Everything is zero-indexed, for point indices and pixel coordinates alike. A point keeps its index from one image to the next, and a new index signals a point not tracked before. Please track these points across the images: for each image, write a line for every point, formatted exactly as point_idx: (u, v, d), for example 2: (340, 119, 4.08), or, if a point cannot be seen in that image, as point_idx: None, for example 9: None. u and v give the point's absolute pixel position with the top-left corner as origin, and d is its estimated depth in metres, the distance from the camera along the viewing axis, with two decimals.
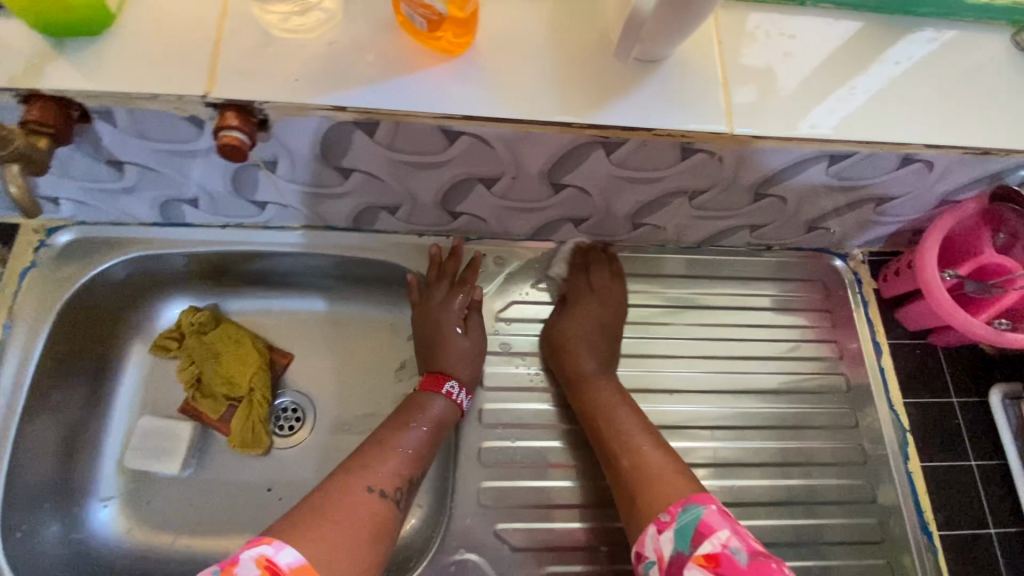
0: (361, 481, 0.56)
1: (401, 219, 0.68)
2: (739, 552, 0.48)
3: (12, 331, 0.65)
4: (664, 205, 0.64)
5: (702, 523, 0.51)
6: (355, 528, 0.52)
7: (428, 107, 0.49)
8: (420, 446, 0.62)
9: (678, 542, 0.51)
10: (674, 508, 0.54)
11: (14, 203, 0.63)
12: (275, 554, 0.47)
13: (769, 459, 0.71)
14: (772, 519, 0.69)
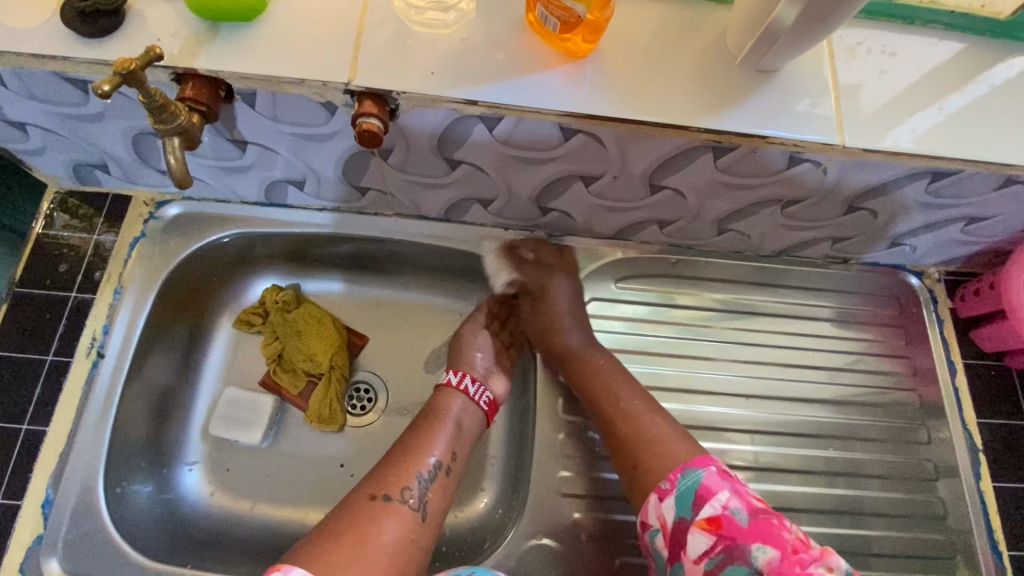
0: (362, 492, 0.59)
1: (492, 213, 0.70)
2: (739, 512, 0.52)
3: (121, 298, 0.67)
4: (754, 212, 0.65)
5: (702, 488, 0.54)
6: (369, 541, 0.55)
7: (553, 104, 0.51)
8: (426, 445, 0.64)
9: (679, 508, 0.55)
10: (672, 475, 0.57)
11: (133, 174, 0.66)
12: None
13: (815, 467, 0.72)
14: (814, 526, 0.69)
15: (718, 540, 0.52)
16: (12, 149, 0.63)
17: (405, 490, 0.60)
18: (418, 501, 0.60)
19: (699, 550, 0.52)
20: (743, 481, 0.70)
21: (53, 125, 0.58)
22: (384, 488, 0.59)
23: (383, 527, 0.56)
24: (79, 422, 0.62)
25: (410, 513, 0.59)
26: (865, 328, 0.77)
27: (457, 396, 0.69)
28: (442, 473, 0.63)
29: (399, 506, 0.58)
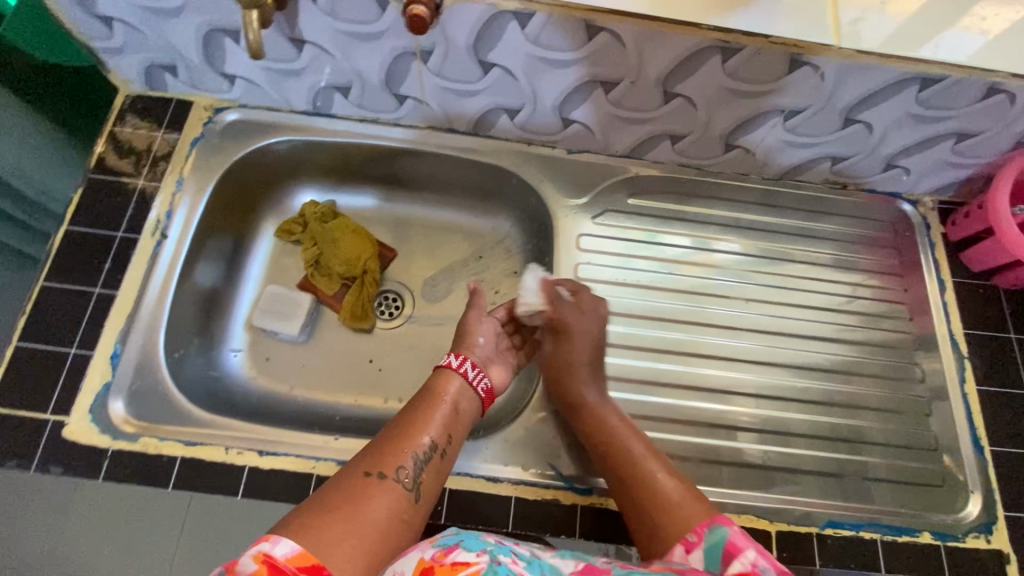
0: (355, 468, 0.54)
1: (518, 126, 0.77)
2: (767, 572, 0.48)
3: (182, 189, 0.74)
4: (759, 125, 0.72)
5: (730, 544, 0.51)
6: (359, 517, 0.50)
7: (579, 1, 0.58)
8: (425, 424, 0.60)
9: (708, 561, 0.52)
10: (700, 528, 0.55)
11: (199, 77, 0.74)
12: (273, 548, 0.45)
13: (814, 396, 0.75)
14: (811, 448, 0.72)
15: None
16: (95, 48, 0.71)
17: (400, 469, 0.55)
18: (414, 481, 0.55)
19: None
20: (735, 374, 0.76)
21: (135, 21, 0.66)
22: (379, 466, 0.55)
23: (375, 502, 0.52)
24: (144, 289, 0.69)
25: (406, 492, 0.54)
26: (860, 249, 0.83)
27: (454, 376, 0.66)
28: (440, 455, 0.59)
29: (394, 484, 0.54)
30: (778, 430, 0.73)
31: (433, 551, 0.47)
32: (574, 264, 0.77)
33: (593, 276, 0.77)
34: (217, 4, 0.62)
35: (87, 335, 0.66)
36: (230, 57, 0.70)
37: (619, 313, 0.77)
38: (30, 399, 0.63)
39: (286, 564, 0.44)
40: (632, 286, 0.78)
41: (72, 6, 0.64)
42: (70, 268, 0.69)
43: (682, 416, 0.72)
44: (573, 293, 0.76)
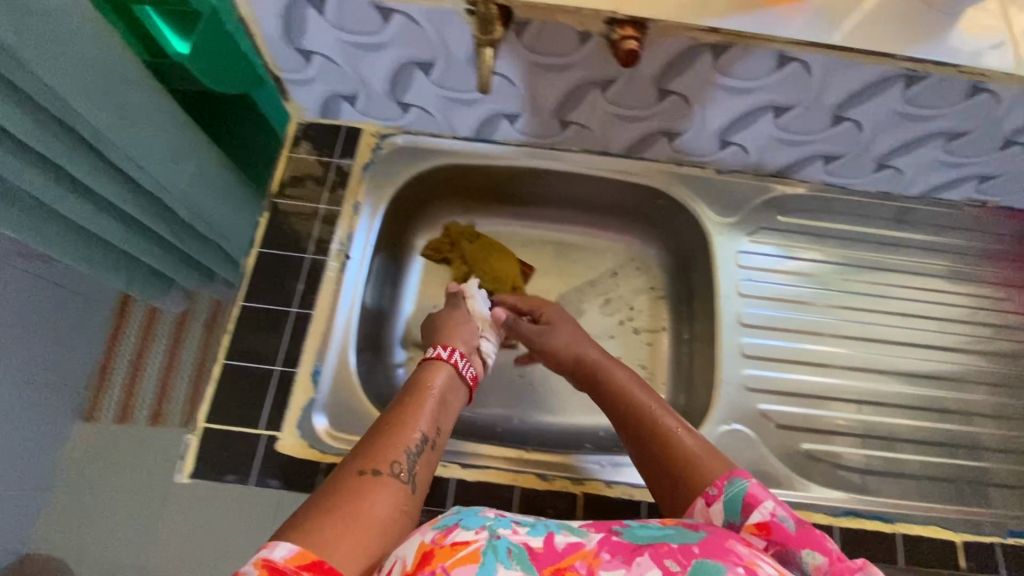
0: (354, 467, 0.51)
1: (673, 148, 0.80)
2: (787, 520, 0.47)
3: (359, 211, 0.79)
4: (918, 146, 0.74)
5: (749, 496, 0.49)
6: (355, 514, 0.47)
7: (781, 34, 0.60)
8: (410, 419, 0.58)
9: (727, 513, 0.50)
10: (719, 481, 0.52)
11: (376, 106, 0.77)
12: (271, 553, 0.42)
13: (906, 401, 0.78)
14: (922, 455, 0.75)
15: (770, 547, 0.47)
16: (284, 78, 0.74)
17: (395, 464, 0.53)
18: (411, 474, 0.53)
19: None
20: (864, 383, 0.79)
21: (335, 55, 0.69)
22: (375, 463, 0.52)
23: (377, 500, 0.49)
24: (335, 309, 0.73)
25: (401, 485, 0.52)
26: (986, 262, 0.86)
27: (445, 366, 0.67)
28: (428, 447, 0.57)
29: (389, 479, 0.51)
30: (891, 436, 0.76)
31: (432, 534, 0.43)
32: (733, 285, 0.81)
33: (756, 293, 0.81)
34: (423, 40, 0.65)
35: (289, 352, 0.70)
36: (414, 86, 0.73)
37: (780, 328, 0.80)
38: (243, 413, 0.67)
39: (286, 565, 0.41)
40: (788, 302, 0.82)
41: (278, 41, 0.68)
42: (266, 290, 0.73)
43: (841, 427, 0.76)
44: (737, 313, 0.80)
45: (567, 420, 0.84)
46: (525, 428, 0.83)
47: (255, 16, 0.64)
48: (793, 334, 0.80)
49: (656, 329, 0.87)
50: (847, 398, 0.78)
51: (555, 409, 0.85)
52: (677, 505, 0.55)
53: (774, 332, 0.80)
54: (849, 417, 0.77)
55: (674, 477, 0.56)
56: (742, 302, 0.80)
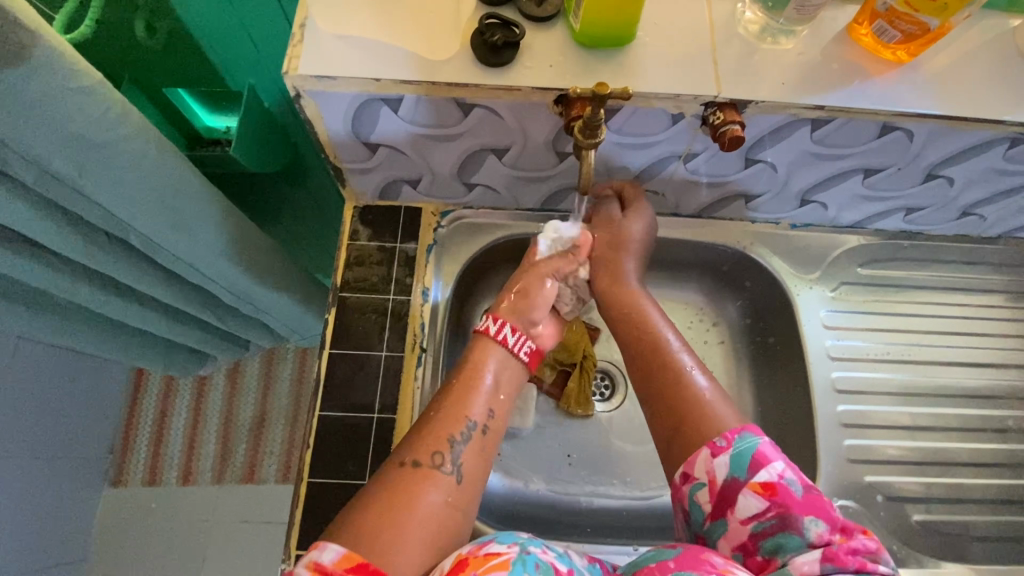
0: (392, 461, 0.55)
1: (750, 208, 0.76)
2: (794, 483, 0.49)
3: (428, 298, 0.74)
4: (1007, 196, 0.72)
5: (759, 453, 0.51)
6: (400, 510, 0.50)
7: (887, 107, 0.57)
8: (464, 405, 0.59)
9: (733, 465, 0.51)
10: (730, 434, 0.53)
11: (439, 187, 0.73)
12: (320, 556, 0.46)
13: (980, 458, 0.78)
14: (995, 515, 0.76)
15: (772, 507, 0.49)
16: (343, 167, 0.69)
17: (437, 455, 0.55)
18: (453, 465, 0.55)
19: (749, 512, 0.49)
20: (937, 443, 0.78)
21: (403, 145, 0.65)
22: (415, 454, 0.55)
23: (417, 495, 0.52)
24: (419, 412, 0.69)
25: (445, 477, 0.54)
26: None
27: (495, 348, 0.64)
28: (480, 433, 0.58)
29: (432, 472, 0.54)
30: (960, 497, 0.76)
31: (469, 546, 0.48)
32: (822, 348, 0.79)
33: (845, 354, 0.79)
34: (501, 129, 0.61)
35: (375, 465, 0.66)
36: (483, 168, 0.69)
37: (866, 390, 0.79)
38: None
39: (335, 567, 0.45)
40: (876, 359, 0.80)
41: (343, 137, 0.63)
42: (344, 396, 0.69)
43: (931, 493, 0.75)
44: (828, 377, 0.78)
45: (649, 496, 0.81)
46: (609, 506, 0.80)
47: (322, 116, 0.60)
48: (874, 395, 0.79)
49: (735, 388, 0.84)
50: (934, 459, 0.77)
51: (637, 484, 0.81)
52: (674, 459, 0.56)
53: (866, 395, 0.78)
54: (933, 479, 0.76)
55: (680, 423, 0.57)
56: (832, 365, 0.79)
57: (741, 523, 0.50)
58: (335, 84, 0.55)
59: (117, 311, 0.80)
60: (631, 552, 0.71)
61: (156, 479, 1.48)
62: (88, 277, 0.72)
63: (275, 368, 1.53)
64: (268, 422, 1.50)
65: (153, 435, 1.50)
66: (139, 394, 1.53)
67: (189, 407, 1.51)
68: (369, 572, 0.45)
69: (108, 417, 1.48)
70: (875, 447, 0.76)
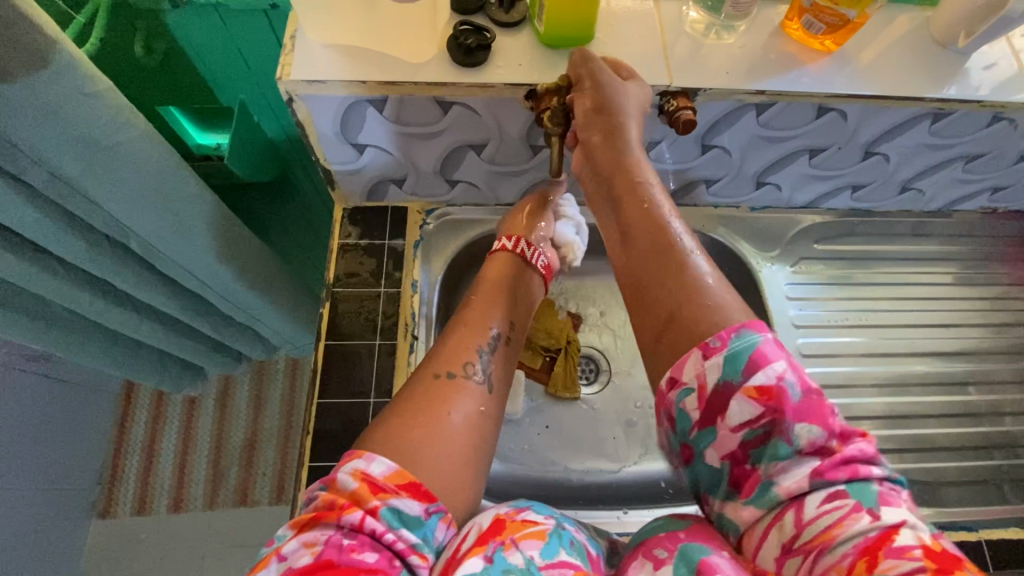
0: (426, 372, 0.59)
1: (710, 193, 0.83)
2: (791, 386, 0.45)
3: (417, 289, 0.78)
4: (940, 170, 0.79)
5: (758, 353, 0.46)
6: (441, 417, 0.55)
7: (820, 89, 0.65)
8: (485, 318, 0.65)
9: (726, 369, 0.46)
10: (724, 333, 0.47)
11: (424, 185, 0.78)
12: (369, 467, 0.48)
13: (942, 411, 0.84)
14: (962, 462, 0.81)
15: (766, 413, 0.44)
16: (333, 169, 0.74)
17: (468, 366, 0.60)
18: (483, 374, 0.60)
19: (740, 418, 0.45)
20: (901, 398, 0.84)
21: (388, 144, 0.70)
22: (448, 366, 0.59)
23: (453, 404, 0.56)
24: None
25: (477, 386, 0.59)
26: (995, 263, 0.92)
27: (512, 258, 0.71)
28: (503, 343, 0.64)
29: (465, 381, 0.59)
30: (927, 446, 0.81)
31: (506, 509, 0.51)
32: (786, 317, 0.85)
33: (810, 322, 0.85)
34: (478, 124, 0.67)
35: None
36: (464, 164, 0.74)
37: (832, 353, 0.85)
38: None
39: (387, 482, 0.48)
40: (841, 327, 0.87)
41: (333, 138, 0.68)
42: (340, 384, 0.72)
43: (899, 445, 0.81)
44: (794, 344, 0.84)
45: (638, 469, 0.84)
46: (602, 481, 0.83)
47: (313, 119, 0.65)
48: (838, 357, 0.85)
49: None
50: (899, 415, 0.83)
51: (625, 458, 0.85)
52: (671, 353, 0.49)
53: (832, 358, 0.85)
54: (901, 433, 0.82)
55: (670, 317, 0.51)
56: (797, 332, 0.85)
57: (732, 430, 0.45)
58: (325, 88, 0.61)
59: (115, 320, 0.83)
60: (621, 514, 0.77)
61: (147, 505, 1.47)
62: (88, 285, 0.74)
63: (266, 385, 1.55)
64: (260, 441, 1.51)
65: (143, 461, 1.50)
66: (128, 421, 1.53)
67: (180, 430, 1.51)
68: (420, 494, 0.48)
69: (97, 445, 1.47)
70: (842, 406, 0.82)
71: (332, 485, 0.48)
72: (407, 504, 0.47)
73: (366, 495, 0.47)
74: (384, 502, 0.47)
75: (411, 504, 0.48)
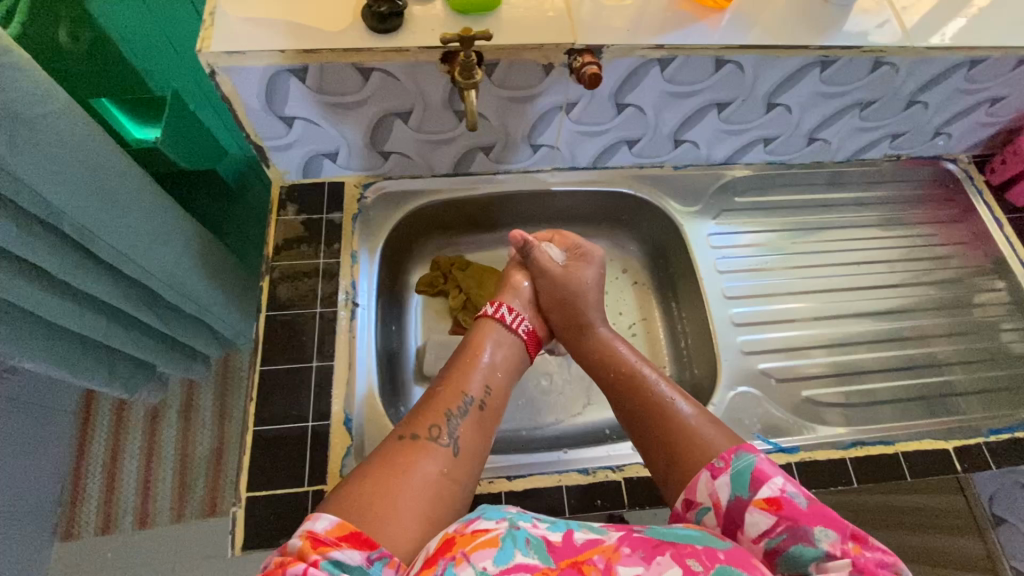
0: (395, 434, 0.60)
1: (633, 153, 0.88)
2: (796, 496, 0.52)
3: (358, 260, 0.81)
4: (840, 118, 0.85)
5: (757, 471, 0.55)
6: (401, 475, 0.56)
7: (714, 42, 0.70)
8: (457, 387, 0.67)
9: (734, 485, 0.55)
10: (727, 454, 0.57)
11: (359, 158, 0.81)
12: (315, 525, 0.48)
13: (872, 339, 0.89)
14: (895, 382, 0.85)
15: (780, 521, 0.51)
16: (265, 146, 0.76)
17: (434, 429, 0.61)
18: (449, 438, 0.61)
19: (758, 528, 0.52)
20: (830, 331, 0.88)
21: (316, 116, 0.72)
22: (414, 429, 0.61)
23: (416, 463, 0.57)
24: (356, 359, 0.75)
25: (442, 448, 0.60)
26: (907, 206, 0.99)
27: (493, 325, 0.75)
28: (475, 410, 0.65)
29: (430, 443, 0.60)
30: (861, 371, 0.85)
31: (455, 526, 0.50)
32: (709, 263, 0.89)
33: (732, 266, 0.90)
34: (400, 90, 0.70)
35: (316, 406, 0.70)
36: (393, 134, 0.77)
37: (757, 293, 0.89)
38: (281, 476, 0.66)
39: (328, 537, 0.48)
40: (767, 269, 0.92)
41: (261, 111, 0.70)
42: (283, 352, 0.73)
43: (827, 372, 0.85)
44: (719, 288, 0.88)
45: (586, 421, 0.88)
46: (550, 435, 0.86)
47: (237, 92, 0.67)
48: (767, 298, 0.89)
49: (648, 316, 0.94)
50: (827, 347, 0.87)
51: (573, 412, 0.88)
52: (647, 407, 0.67)
53: (756, 296, 0.89)
54: (831, 362, 0.86)
55: (669, 445, 0.62)
56: (722, 277, 0.89)
57: (754, 541, 0.53)
58: (245, 58, 0.64)
59: (56, 314, 0.83)
60: (562, 456, 0.74)
61: (113, 523, 1.43)
62: (23, 274, 0.75)
63: (230, 390, 1.54)
64: (226, 447, 1.49)
65: (105, 477, 1.46)
66: (88, 438, 1.49)
67: (143, 442, 1.49)
68: (361, 543, 0.48)
69: (56, 464, 1.43)
70: (770, 340, 0.86)
71: (282, 551, 0.47)
72: (348, 555, 0.47)
73: (308, 550, 0.46)
74: (324, 555, 0.46)
75: (353, 554, 0.47)
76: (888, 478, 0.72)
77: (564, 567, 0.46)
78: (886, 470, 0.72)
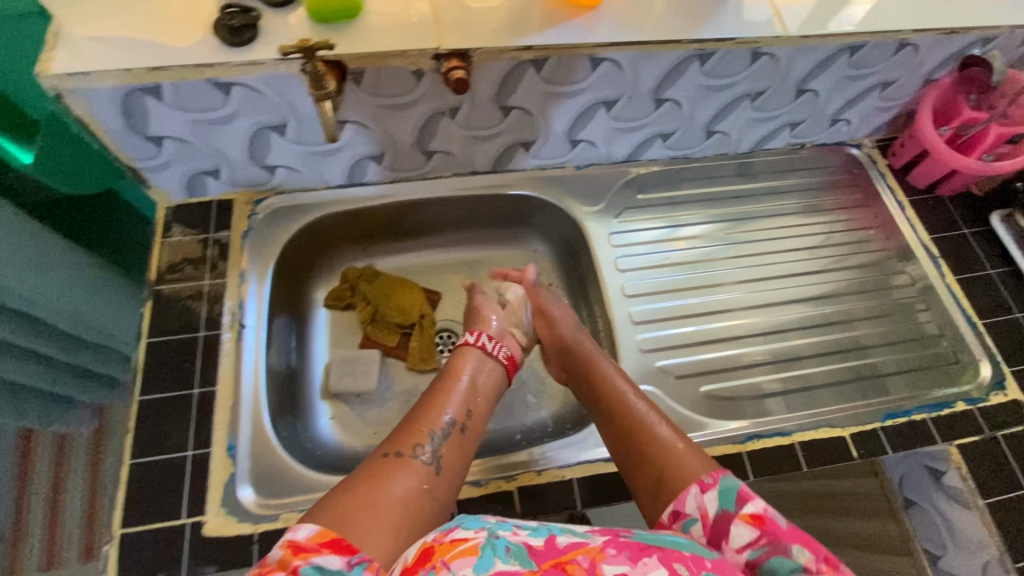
0: (379, 451, 0.60)
1: (531, 155, 0.87)
2: (779, 515, 0.54)
3: (246, 279, 0.78)
4: (734, 109, 0.85)
5: (742, 491, 0.56)
6: (381, 491, 0.56)
7: (585, 40, 0.69)
8: (440, 406, 0.66)
9: (722, 500, 0.56)
10: (715, 473, 0.59)
11: (243, 174, 0.79)
12: (297, 534, 0.50)
13: (795, 324, 0.89)
14: (823, 365, 0.85)
15: (762, 535, 0.53)
16: (139, 166, 0.74)
17: (417, 446, 0.61)
18: (432, 456, 0.60)
19: (741, 541, 0.54)
20: (743, 322, 0.88)
21: (185, 134, 0.70)
22: (397, 447, 0.61)
23: (396, 479, 0.57)
24: (242, 382, 0.72)
25: (422, 465, 0.59)
26: (823, 191, 0.98)
27: (471, 350, 0.73)
28: (458, 430, 0.64)
29: (411, 461, 0.59)
30: (785, 357, 0.85)
31: (434, 534, 0.47)
32: (611, 260, 0.89)
33: (638, 262, 0.89)
34: (267, 104, 0.68)
35: (197, 433, 0.68)
36: (273, 148, 0.75)
37: (664, 288, 0.88)
38: (157, 509, 0.64)
39: (309, 543, 0.49)
40: (681, 261, 0.91)
41: (124, 133, 0.68)
42: (164, 379, 0.71)
43: (736, 364, 0.84)
44: (620, 286, 0.87)
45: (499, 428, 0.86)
46: None
47: (93, 114, 0.65)
48: (676, 293, 0.89)
49: None
50: (738, 339, 0.87)
51: None
52: (626, 420, 0.67)
53: (665, 292, 0.88)
54: (751, 350, 0.86)
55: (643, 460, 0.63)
56: (625, 275, 0.88)
57: (736, 552, 0.54)
58: (90, 80, 0.61)
59: None
60: None
61: None
62: None
63: None
64: None
65: None
66: None
67: None
68: (341, 547, 0.49)
69: None
70: (677, 336, 0.85)
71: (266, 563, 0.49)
72: (328, 559, 0.48)
73: (289, 558, 0.48)
74: (306, 560, 0.48)
75: (332, 558, 0.48)
76: (786, 469, 0.72)
77: (547, 569, 0.43)
78: (785, 461, 0.72)
